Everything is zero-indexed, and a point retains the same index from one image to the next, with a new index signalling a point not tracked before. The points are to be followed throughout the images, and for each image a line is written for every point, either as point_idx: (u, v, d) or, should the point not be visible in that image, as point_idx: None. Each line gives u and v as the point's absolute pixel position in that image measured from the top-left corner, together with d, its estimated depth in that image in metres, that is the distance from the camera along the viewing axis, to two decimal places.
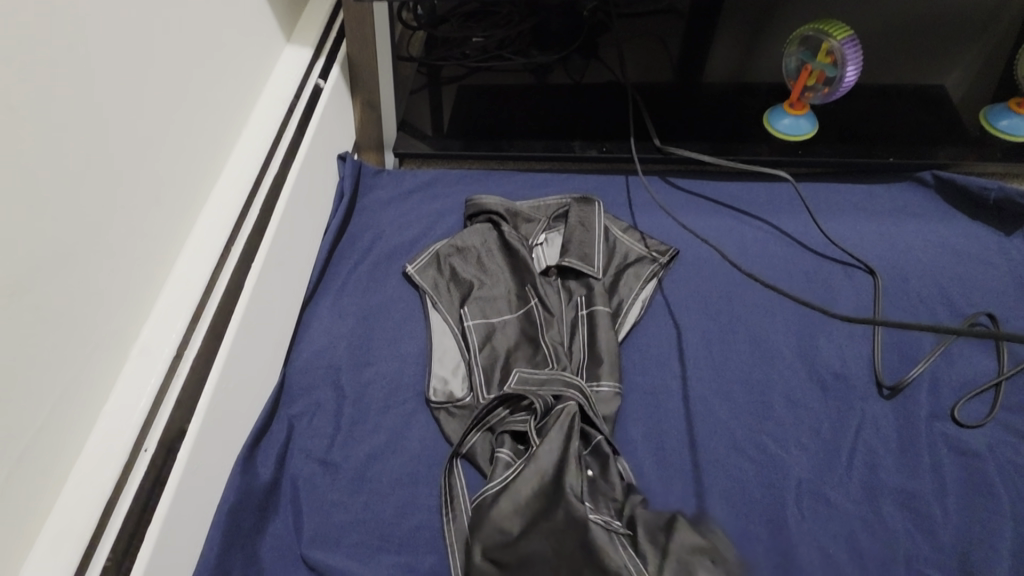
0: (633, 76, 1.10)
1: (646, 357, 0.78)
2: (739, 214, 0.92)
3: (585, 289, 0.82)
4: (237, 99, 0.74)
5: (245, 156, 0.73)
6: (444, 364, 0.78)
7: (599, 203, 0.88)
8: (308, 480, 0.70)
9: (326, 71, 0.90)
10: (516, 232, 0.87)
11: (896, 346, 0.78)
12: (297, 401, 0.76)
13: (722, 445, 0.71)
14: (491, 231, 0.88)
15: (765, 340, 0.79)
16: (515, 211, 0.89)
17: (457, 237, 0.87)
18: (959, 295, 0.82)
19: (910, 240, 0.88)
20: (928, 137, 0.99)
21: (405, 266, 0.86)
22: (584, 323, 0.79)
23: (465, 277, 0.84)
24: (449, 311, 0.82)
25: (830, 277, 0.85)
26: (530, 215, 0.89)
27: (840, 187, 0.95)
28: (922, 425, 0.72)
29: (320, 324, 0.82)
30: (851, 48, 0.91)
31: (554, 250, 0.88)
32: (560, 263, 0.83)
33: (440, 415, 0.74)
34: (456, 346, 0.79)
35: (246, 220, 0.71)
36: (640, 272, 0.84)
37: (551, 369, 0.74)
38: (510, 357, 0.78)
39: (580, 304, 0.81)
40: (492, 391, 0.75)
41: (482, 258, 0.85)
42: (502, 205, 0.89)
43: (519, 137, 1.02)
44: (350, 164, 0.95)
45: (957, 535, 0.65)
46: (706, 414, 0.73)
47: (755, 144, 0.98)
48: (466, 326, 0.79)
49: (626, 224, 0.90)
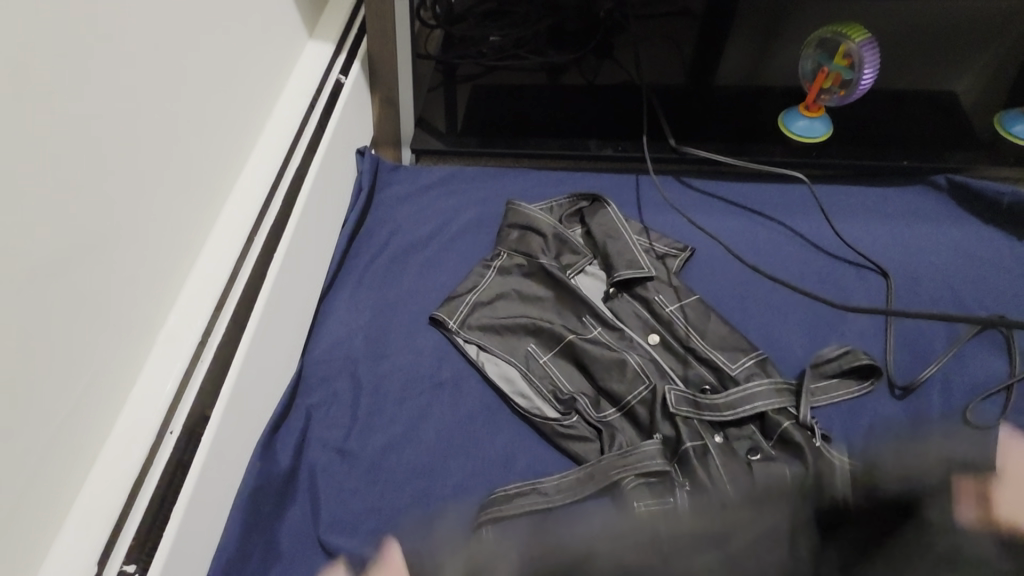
0: (648, 77, 1.10)
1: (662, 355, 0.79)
2: (751, 213, 0.93)
3: (659, 290, 0.83)
4: (261, 92, 0.76)
5: (268, 148, 0.75)
6: (535, 397, 0.76)
7: (611, 206, 0.89)
8: (325, 469, 0.71)
9: (346, 67, 0.91)
10: (557, 263, 0.85)
11: (908, 346, 0.79)
12: (315, 392, 0.77)
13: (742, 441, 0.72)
14: (521, 263, 0.86)
15: (778, 339, 0.80)
16: (561, 237, 0.88)
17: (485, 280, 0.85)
18: (971, 298, 0.82)
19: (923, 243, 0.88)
20: (942, 141, 1.00)
21: (433, 313, 0.82)
22: (684, 317, 0.80)
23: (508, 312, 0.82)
24: (499, 342, 0.80)
25: (841, 276, 0.86)
26: (575, 245, 0.88)
27: (852, 188, 0.96)
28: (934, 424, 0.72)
29: (338, 316, 0.83)
30: (869, 51, 0.92)
31: (572, 250, 0.87)
32: (615, 280, 0.83)
33: (563, 445, 0.73)
34: (548, 380, 0.77)
35: (269, 212, 0.72)
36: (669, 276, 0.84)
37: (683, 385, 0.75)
38: (604, 378, 0.76)
39: (664, 304, 0.81)
40: (606, 414, 0.75)
41: (523, 289, 0.84)
42: (546, 228, 0.88)
43: (534, 135, 1.04)
44: (368, 159, 0.97)
45: None
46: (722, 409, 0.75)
47: (769, 145, 0.99)
48: (546, 363, 0.79)
49: (640, 224, 0.91)
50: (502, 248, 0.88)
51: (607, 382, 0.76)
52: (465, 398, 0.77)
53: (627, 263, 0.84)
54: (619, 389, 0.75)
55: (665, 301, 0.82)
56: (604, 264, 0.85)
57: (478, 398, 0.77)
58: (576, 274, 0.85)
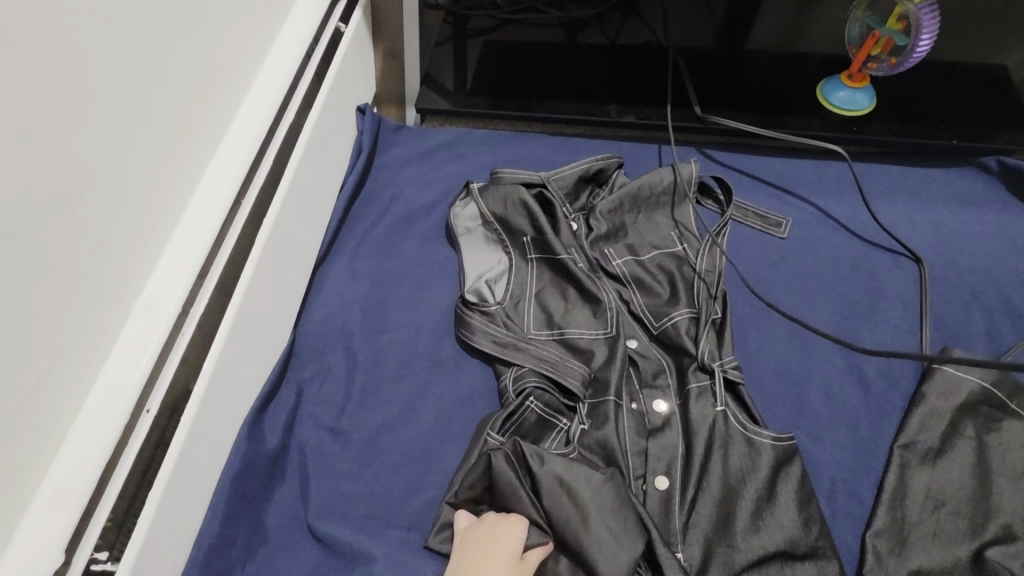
0: (675, 38, 1.00)
1: (662, 330, 0.71)
2: (782, 193, 0.84)
3: (673, 263, 0.76)
4: (255, 37, 0.69)
5: (260, 103, 0.68)
6: (509, 364, 0.69)
7: (617, 161, 0.84)
8: (315, 449, 0.68)
9: (346, 15, 0.83)
10: (558, 223, 0.78)
11: (946, 326, 0.72)
12: (307, 366, 0.73)
13: (776, 422, 0.67)
14: (521, 216, 0.79)
15: (804, 329, 0.72)
16: (558, 186, 0.81)
17: (485, 219, 0.80)
18: (1017, 293, 0.74)
19: (1015, 390, 0.64)
20: (991, 119, 0.91)
21: (459, 289, 0.77)
22: (687, 295, 0.73)
23: (524, 310, 0.73)
24: (498, 300, 0.74)
25: (874, 265, 0.77)
26: (578, 202, 0.82)
27: (897, 169, 0.86)
28: (986, 423, 0.63)
29: (333, 285, 0.79)
30: (928, 14, 0.82)
31: (575, 205, 0.82)
32: (616, 260, 0.76)
33: (529, 415, 0.66)
34: (517, 345, 0.70)
35: (256, 174, 0.67)
36: (706, 312, 0.71)
37: (665, 360, 0.70)
38: (591, 350, 0.70)
39: (672, 280, 0.75)
40: (596, 371, 0.69)
41: (516, 257, 0.77)
42: (541, 176, 0.82)
43: (551, 98, 0.97)
44: (370, 118, 0.90)
45: (1014, 516, 0.59)
46: (749, 367, 0.70)
47: (804, 116, 0.91)
48: (530, 335, 0.72)
49: (662, 180, 0.81)
50: (492, 187, 0.81)
51: (592, 352, 0.70)
52: (467, 377, 0.73)
53: (655, 314, 0.72)
54: (606, 363, 0.69)
55: (671, 275, 0.75)
56: (612, 229, 0.79)
57: (479, 377, 0.74)
58: (575, 237, 0.78)
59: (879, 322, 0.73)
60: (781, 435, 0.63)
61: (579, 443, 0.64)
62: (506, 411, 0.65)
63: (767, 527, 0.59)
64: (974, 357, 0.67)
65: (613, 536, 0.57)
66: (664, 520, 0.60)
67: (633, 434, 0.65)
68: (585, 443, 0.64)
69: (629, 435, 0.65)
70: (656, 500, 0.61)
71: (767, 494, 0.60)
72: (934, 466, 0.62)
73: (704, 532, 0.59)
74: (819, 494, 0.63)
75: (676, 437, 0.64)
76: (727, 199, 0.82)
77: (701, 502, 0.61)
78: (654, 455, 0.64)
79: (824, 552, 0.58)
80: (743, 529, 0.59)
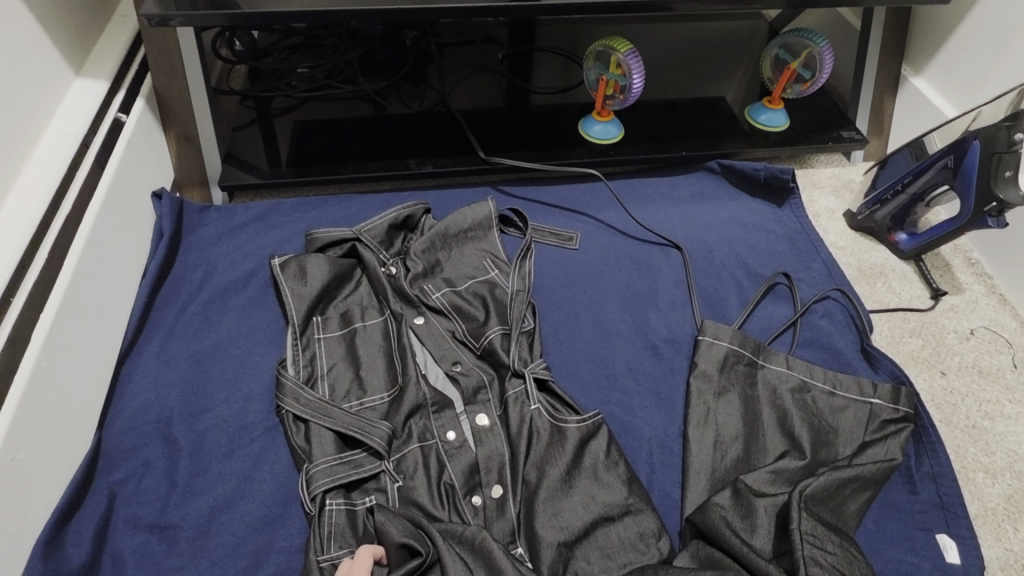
0: (461, 99, 1.13)
1: (483, 346, 0.78)
2: (569, 213, 0.98)
3: (487, 287, 0.84)
4: (11, 135, 0.67)
5: (26, 198, 0.65)
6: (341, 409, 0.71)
7: (423, 206, 0.91)
8: (138, 552, 0.62)
9: (128, 105, 0.85)
10: (376, 271, 0.83)
11: (706, 296, 0.89)
12: (120, 466, 0.67)
13: (593, 402, 0.76)
14: (336, 271, 0.82)
15: (604, 321, 0.84)
16: (370, 236, 0.85)
17: (303, 278, 0.81)
18: (754, 260, 0.93)
19: (757, 347, 0.77)
20: (715, 131, 1.12)
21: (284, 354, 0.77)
22: (498, 313, 0.81)
23: (353, 358, 0.76)
24: (327, 354, 0.76)
25: (648, 257, 0.92)
26: (395, 249, 0.87)
27: (653, 181, 1.05)
28: (748, 365, 0.77)
29: (144, 375, 0.74)
30: (635, 60, 1.02)
31: (392, 251, 0.87)
32: (436, 296, 0.82)
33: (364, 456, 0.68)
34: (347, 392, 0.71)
35: (28, 270, 0.63)
36: (515, 325, 0.79)
37: (490, 376, 0.76)
38: (416, 382, 0.74)
39: (487, 303, 0.82)
40: (423, 401, 0.73)
41: (340, 309, 0.81)
42: (352, 230, 0.86)
43: (354, 159, 1.02)
44: (168, 201, 0.89)
45: (777, 432, 0.72)
46: (559, 360, 0.80)
47: (574, 149, 1.07)
48: (360, 381, 0.74)
49: (470, 220, 0.90)
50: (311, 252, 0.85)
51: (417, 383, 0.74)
52: None
53: (475, 337, 0.79)
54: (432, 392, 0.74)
55: (488, 299, 0.82)
56: (430, 267, 0.85)
57: None
58: (393, 282, 0.82)
59: (664, 306, 0.86)
60: (586, 417, 0.71)
61: (416, 469, 0.68)
62: (338, 457, 0.67)
63: (587, 502, 0.66)
64: (721, 324, 0.79)
65: (449, 548, 0.59)
66: (500, 517, 0.66)
67: (467, 449, 0.70)
68: (420, 468, 0.68)
69: (462, 450, 0.70)
70: (492, 505, 0.66)
71: (590, 469, 0.68)
72: (717, 408, 0.74)
73: (534, 524, 0.65)
74: (637, 454, 0.73)
75: (503, 442, 0.70)
76: (524, 224, 0.93)
77: (527, 490, 0.67)
78: (486, 465, 0.69)
79: (641, 505, 0.66)
80: (569, 509, 0.65)
